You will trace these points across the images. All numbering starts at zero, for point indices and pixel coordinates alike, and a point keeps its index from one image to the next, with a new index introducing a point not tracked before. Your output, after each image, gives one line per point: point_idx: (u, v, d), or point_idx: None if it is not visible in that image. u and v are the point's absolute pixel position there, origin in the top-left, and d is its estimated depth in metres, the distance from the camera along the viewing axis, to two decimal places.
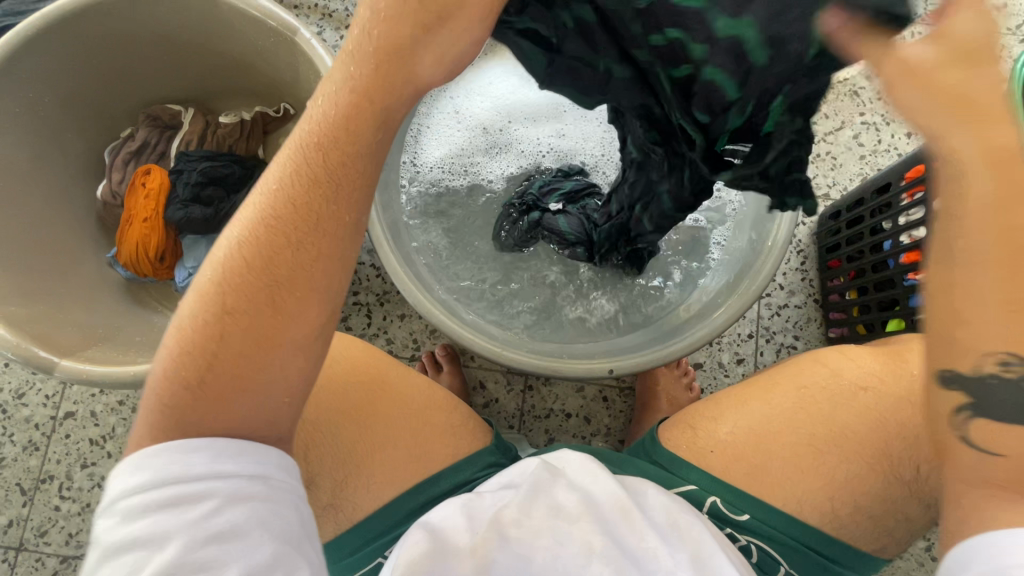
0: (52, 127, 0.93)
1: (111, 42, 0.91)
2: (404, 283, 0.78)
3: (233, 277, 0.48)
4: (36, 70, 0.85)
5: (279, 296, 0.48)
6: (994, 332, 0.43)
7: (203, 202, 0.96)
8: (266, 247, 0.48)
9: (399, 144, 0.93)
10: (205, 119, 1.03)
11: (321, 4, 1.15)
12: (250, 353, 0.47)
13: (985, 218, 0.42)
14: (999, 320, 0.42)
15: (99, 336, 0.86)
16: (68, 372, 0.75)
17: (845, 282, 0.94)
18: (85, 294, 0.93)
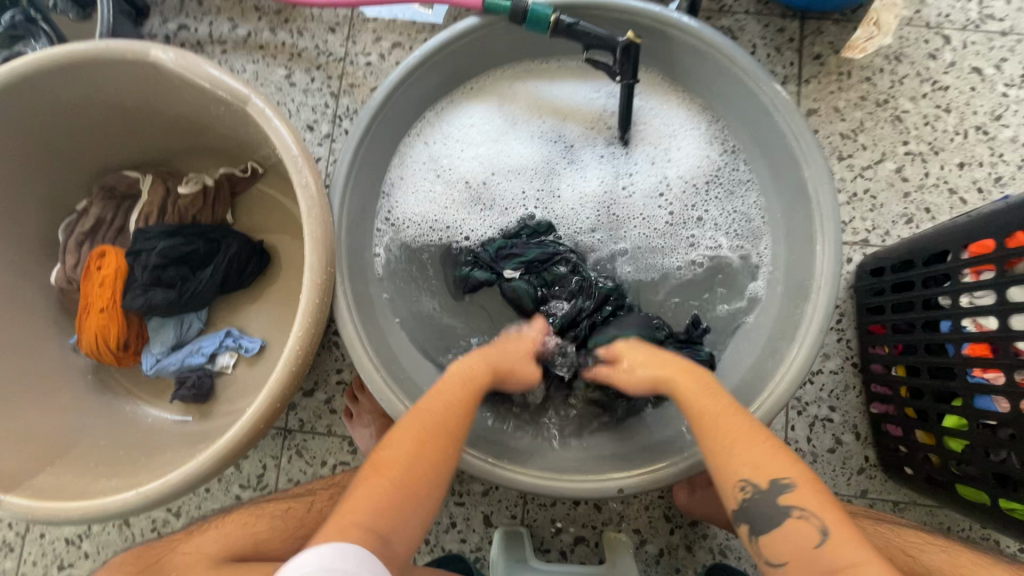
0: None
1: (49, 114, 0.81)
2: (382, 391, 0.70)
3: (434, 416, 0.60)
4: None
5: (453, 438, 0.59)
6: (736, 469, 0.56)
7: (166, 285, 0.87)
8: (460, 400, 0.62)
9: (367, 210, 0.81)
10: (165, 186, 0.93)
11: (289, 43, 1.03)
12: (414, 481, 0.55)
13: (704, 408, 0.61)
14: (728, 462, 0.57)
15: (57, 450, 0.79)
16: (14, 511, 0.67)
17: (890, 354, 0.82)
18: (45, 393, 0.85)
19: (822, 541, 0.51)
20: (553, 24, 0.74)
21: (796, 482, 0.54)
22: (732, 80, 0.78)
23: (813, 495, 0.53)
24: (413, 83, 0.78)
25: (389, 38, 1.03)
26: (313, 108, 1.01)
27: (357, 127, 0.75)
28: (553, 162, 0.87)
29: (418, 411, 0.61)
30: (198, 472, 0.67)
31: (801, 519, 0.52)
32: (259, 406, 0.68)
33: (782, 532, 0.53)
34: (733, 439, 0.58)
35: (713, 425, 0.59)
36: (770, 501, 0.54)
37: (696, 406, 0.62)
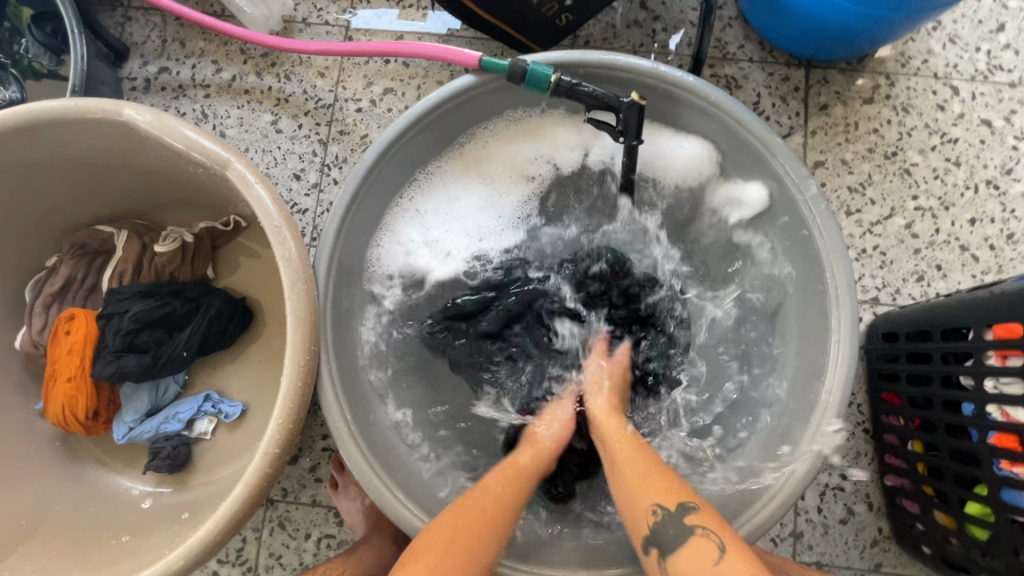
0: None
1: (15, 174, 0.76)
2: (370, 481, 0.66)
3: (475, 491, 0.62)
4: None
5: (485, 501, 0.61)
6: (648, 496, 0.57)
7: (140, 350, 0.81)
8: (500, 474, 0.64)
9: (356, 274, 0.76)
10: (141, 241, 0.88)
11: (275, 88, 0.99)
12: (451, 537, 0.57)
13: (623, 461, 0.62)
14: (635, 495, 0.58)
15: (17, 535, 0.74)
16: None
17: (906, 426, 0.78)
18: (7, 468, 0.79)
19: (720, 559, 0.52)
20: (554, 85, 0.70)
21: (700, 506, 0.56)
22: (744, 147, 0.74)
23: (715, 519, 0.55)
24: (403, 146, 0.75)
25: (380, 83, 0.99)
26: (300, 156, 0.97)
27: (346, 192, 0.71)
28: (524, 226, 0.84)
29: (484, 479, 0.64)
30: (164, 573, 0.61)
31: (702, 536, 0.54)
32: (231, 504, 0.62)
33: (685, 550, 0.54)
34: (636, 472, 0.60)
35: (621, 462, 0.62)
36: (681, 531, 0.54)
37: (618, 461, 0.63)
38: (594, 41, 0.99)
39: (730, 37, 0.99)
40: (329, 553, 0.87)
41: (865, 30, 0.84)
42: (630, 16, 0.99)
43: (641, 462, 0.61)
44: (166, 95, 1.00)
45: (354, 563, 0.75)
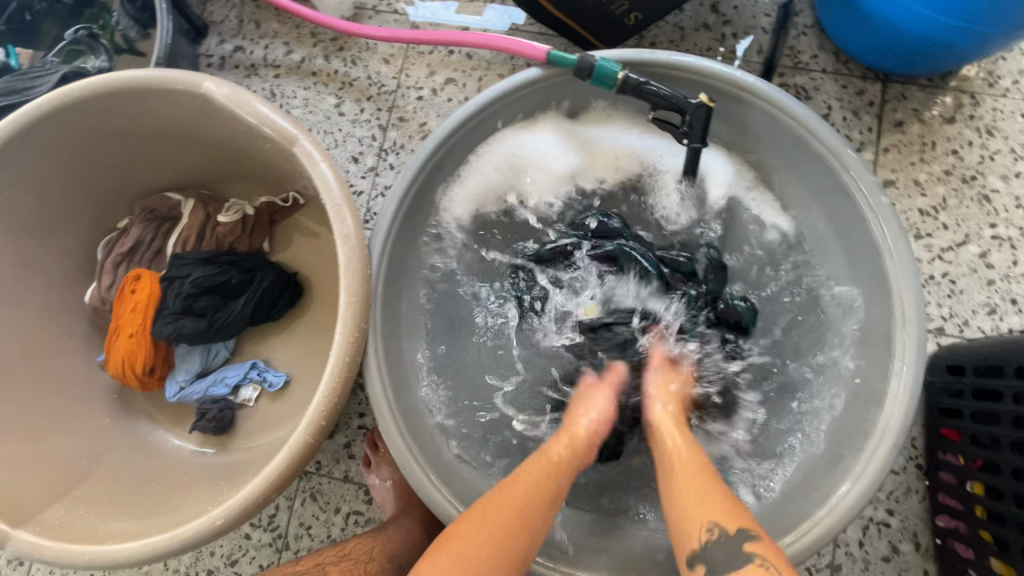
0: (40, 227, 0.84)
1: (100, 137, 0.80)
2: (407, 462, 0.67)
3: (508, 495, 0.59)
4: (15, 172, 0.76)
5: (517, 512, 0.58)
6: (704, 511, 0.54)
7: (197, 314, 0.85)
8: (531, 479, 0.61)
9: (408, 256, 0.77)
10: (206, 211, 0.92)
11: (341, 72, 1.02)
12: (491, 539, 0.55)
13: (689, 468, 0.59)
14: (691, 509, 0.55)
15: (74, 477, 0.78)
16: (20, 548, 0.65)
17: (965, 465, 0.73)
18: (68, 414, 0.84)
19: None
20: (620, 82, 0.69)
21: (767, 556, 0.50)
22: (814, 157, 0.71)
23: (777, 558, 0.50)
24: (466, 133, 0.75)
25: (443, 73, 1.00)
26: (359, 139, 0.99)
27: (407, 175, 0.72)
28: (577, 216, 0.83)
29: (511, 481, 0.61)
30: (206, 530, 0.63)
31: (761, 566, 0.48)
32: (273, 470, 0.64)
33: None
34: (694, 487, 0.56)
35: (688, 474, 0.58)
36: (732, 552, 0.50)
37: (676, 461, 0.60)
38: (661, 43, 0.97)
39: (804, 45, 0.96)
40: (356, 529, 0.88)
41: (953, 46, 0.79)
42: (699, 19, 0.97)
43: (703, 474, 0.58)
44: (239, 73, 1.04)
45: (382, 541, 0.75)
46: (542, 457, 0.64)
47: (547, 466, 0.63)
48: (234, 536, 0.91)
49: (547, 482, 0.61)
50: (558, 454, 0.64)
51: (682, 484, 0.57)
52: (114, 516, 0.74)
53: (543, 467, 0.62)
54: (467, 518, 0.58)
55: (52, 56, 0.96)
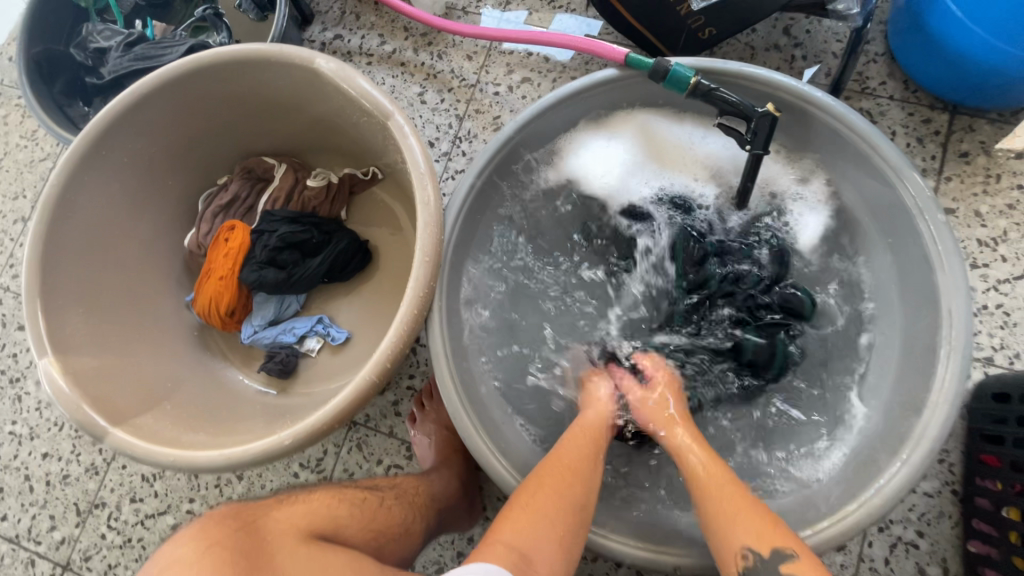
0: (158, 174, 0.95)
1: (219, 101, 0.91)
2: (458, 412, 0.72)
3: (561, 466, 0.66)
4: (147, 123, 0.88)
5: (569, 481, 0.64)
6: (736, 536, 0.59)
7: (278, 266, 0.94)
8: (578, 453, 0.68)
9: (475, 229, 0.84)
10: (295, 176, 1.02)
11: (427, 64, 1.11)
12: (544, 502, 0.62)
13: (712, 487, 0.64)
14: (723, 535, 0.60)
15: (159, 394, 0.87)
16: (116, 443, 0.74)
17: (1003, 491, 0.73)
18: (158, 340, 0.94)
19: None
20: (692, 86, 0.75)
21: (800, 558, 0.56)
22: (873, 173, 0.75)
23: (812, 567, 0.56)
24: (543, 122, 0.82)
25: (520, 72, 1.08)
26: (437, 126, 1.08)
27: (486, 154, 0.79)
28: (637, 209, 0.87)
29: (560, 452, 0.68)
30: (277, 448, 0.71)
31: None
32: (340, 402, 0.70)
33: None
34: (726, 507, 0.62)
35: (716, 491, 0.63)
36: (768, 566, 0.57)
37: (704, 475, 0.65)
38: (730, 60, 1.02)
39: (873, 72, 0.98)
40: None
41: None
42: (771, 40, 1.01)
43: (734, 494, 0.63)
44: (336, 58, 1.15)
45: (423, 486, 0.81)
46: (588, 434, 0.71)
47: (590, 443, 0.70)
48: (284, 473, 0.98)
49: (592, 454, 0.68)
50: (598, 431, 0.71)
51: (714, 495, 0.63)
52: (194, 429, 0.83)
53: (584, 443, 0.69)
54: (525, 487, 0.64)
55: (181, 30, 1.09)
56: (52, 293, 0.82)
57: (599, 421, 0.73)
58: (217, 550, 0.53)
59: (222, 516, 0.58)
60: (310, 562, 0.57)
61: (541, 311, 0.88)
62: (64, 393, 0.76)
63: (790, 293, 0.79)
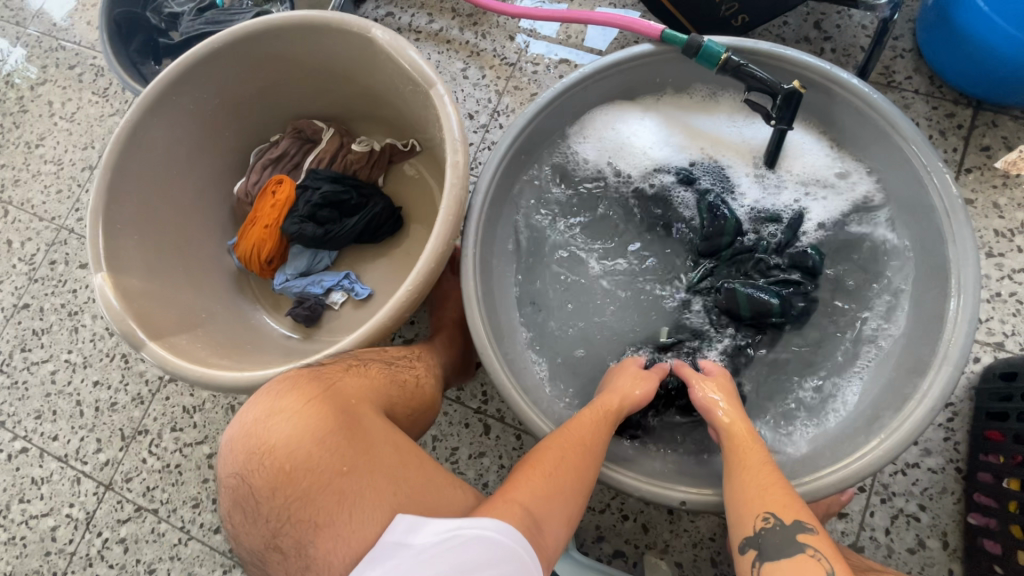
0: (217, 124, 1.03)
1: (279, 63, 0.99)
2: (484, 347, 0.77)
3: (580, 435, 0.69)
4: (213, 74, 0.96)
5: (584, 453, 0.68)
6: (763, 502, 0.63)
7: (318, 222, 1.01)
8: (595, 424, 0.71)
9: (509, 187, 0.90)
10: (341, 141, 1.10)
11: (471, 43, 1.18)
12: (560, 468, 0.65)
13: (744, 457, 0.68)
14: (749, 500, 0.64)
15: (195, 321, 0.95)
16: (152, 356, 0.83)
17: (1005, 464, 0.76)
18: (199, 275, 1.02)
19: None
20: (723, 62, 0.80)
21: (816, 528, 0.60)
22: (892, 150, 0.79)
23: (828, 547, 0.59)
24: (580, 90, 0.88)
25: (558, 53, 1.14)
26: (477, 100, 1.14)
27: (526, 115, 0.85)
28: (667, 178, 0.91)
29: (575, 422, 0.71)
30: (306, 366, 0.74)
31: (813, 557, 0.58)
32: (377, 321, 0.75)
33: (790, 564, 0.58)
34: (759, 481, 0.65)
35: (750, 466, 0.67)
36: (786, 535, 0.60)
37: (736, 452, 0.69)
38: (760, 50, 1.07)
39: (900, 67, 1.02)
40: None
41: None
42: (801, 33, 1.06)
43: (766, 471, 0.66)
44: None
45: None
46: (608, 408, 0.73)
47: (604, 413, 0.73)
48: None
49: (607, 425, 0.72)
50: (614, 402, 0.74)
51: (748, 470, 0.67)
52: (222, 356, 0.90)
53: (601, 414, 0.73)
54: (545, 453, 0.67)
55: (247, 1, 1.18)
56: (116, 219, 0.91)
57: (627, 393, 0.75)
58: (315, 405, 0.61)
59: (308, 376, 0.64)
60: (383, 435, 0.62)
61: (566, 271, 0.93)
62: (115, 306, 0.85)
63: (801, 255, 0.82)
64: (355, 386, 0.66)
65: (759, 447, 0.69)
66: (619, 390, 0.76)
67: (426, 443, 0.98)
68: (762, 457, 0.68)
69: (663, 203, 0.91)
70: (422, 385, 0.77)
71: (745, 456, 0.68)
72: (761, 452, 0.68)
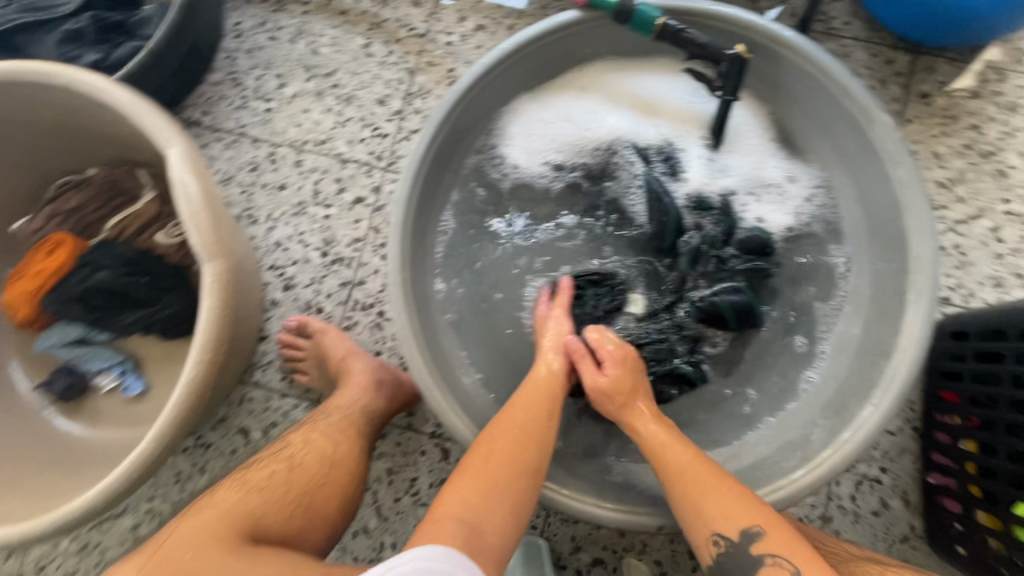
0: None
1: (56, 117, 0.81)
2: (427, 385, 0.67)
3: (506, 423, 0.63)
4: None
5: (517, 439, 0.62)
6: (706, 524, 0.58)
7: (88, 306, 0.87)
8: (523, 406, 0.65)
9: (434, 192, 0.78)
10: (158, 209, 0.91)
11: (370, 13, 1.01)
12: (486, 474, 0.59)
13: (666, 461, 0.63)
14: (693, 517, 0.59)
15: None
16: None
17: (961, 426, 0.77)
18: None
19: None
20: (659, 28, 0.70)
21: (767, 530, 0.56)
22: (844, 115, 0.73)
23: (782, 537, 0.56)
24: (500, 73, 0.75)
25: (473, 19, 0.99)
26: (386, 82, 0.99)
27: (441, 109, 0.72)
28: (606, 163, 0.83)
29: (505, 411, 0.65)
30: (63, 518, 0.65)
31: (775, 564, 0.54)
32: (157, 434, 0.66)
33: None
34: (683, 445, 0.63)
35: (679, 476, 0.61)
36: (742, 551, 0.56)
37: (664, 458, 0.63)
38: None
39: (837, 12, 0.96)
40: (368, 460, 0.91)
41: (985, 17, 0.80)
42: None
43: (697, 471, 0.61)
44: (266, 8, 1.03)
45: None
46: (534, 385, 0.68)
47: (531, 393, 0.67)
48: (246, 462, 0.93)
49: (544, 403, 0.66)
50: (542, 377, 0.69)
51: (682, 476, 0.61)
52: None
53: (536, 387, 0.68)
54: (474, 453, 0.61)
55: None
56: None
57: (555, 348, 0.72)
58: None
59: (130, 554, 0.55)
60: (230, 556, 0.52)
61: (511, 278, 0.84)
62: None
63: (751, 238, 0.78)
64: (184, 522, 0.57)
65: (674, 440, 0.64)
66: (543, 354, 0.72)
67: (380, 479, 0.90)
68: (680, 454, 0.63)
69: (606, 192, 0.83)
70: (300, 464, 0.65)
71: (667, 461, 0.63)
72: (680, 445, 0.64)
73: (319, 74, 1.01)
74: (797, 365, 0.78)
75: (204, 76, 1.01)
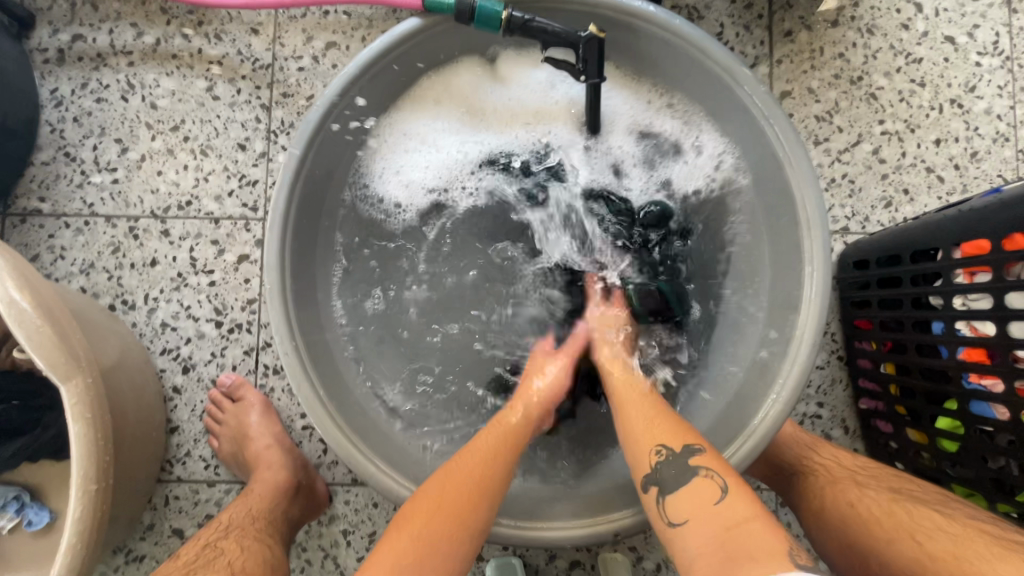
0: None
1: None
2: (346, 448, 0.64)
3: (462, 470, 0.60)
4: None
5: (471, 486, 0.58)
6: (649, 436, 0.60)
7: None
8: (482, 447, 0.62)
9: (312, 243, 0.73)
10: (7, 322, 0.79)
11: (206, 51, 0.91)
12: (432, 535, 0.55)
13: (623, 399, 0.66)
14: (638, 439, 0.61)
15: None
16: None
17: (877, 351, 0.80)
18: None
19: (724, 504, 0.53)
20: (505, 23, 0.65)
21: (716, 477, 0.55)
22: (708, 77, 0.72)
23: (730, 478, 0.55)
24: (348, 105, 0.69)
25: (321, 37, 0.91)
26: (242, 124, 0.90)
27: (291, 159, 0.66)
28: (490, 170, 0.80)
29: (463, 452, 0.62)
30: None
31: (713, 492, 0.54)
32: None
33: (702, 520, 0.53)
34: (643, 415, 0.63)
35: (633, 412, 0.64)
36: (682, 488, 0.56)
37: (622, 399, 0.66)
38: None
39: None
40: (319, 528, 0.86)
41: None
42: None
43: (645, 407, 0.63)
44: (84, 66, 0.91)
45: None
46: (502, 424, 0.65)
47: (493, 435, 0.64)
48: None
49: (506, 443, 0.63)
50: (513, 423, 0.66)
51: (633, 408, 0.64)
52: None
53: (501, 429, 0.65)
54: (420, 502, 0.57)
55: None
56: None
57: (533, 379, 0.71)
58: None
59: None
60: None
61: (420, 308, 0.80)
62: None
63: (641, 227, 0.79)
64: None
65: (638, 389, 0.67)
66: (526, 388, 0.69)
67: (337, 542, 0.85)
68: (647, 399, 0.65)
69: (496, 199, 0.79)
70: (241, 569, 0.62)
71: (626, 402, 0.65)
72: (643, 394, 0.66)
73: (165, 129, 0.90)
74: (719, 330, 0.78)
75: (30, 159, 0.89)
